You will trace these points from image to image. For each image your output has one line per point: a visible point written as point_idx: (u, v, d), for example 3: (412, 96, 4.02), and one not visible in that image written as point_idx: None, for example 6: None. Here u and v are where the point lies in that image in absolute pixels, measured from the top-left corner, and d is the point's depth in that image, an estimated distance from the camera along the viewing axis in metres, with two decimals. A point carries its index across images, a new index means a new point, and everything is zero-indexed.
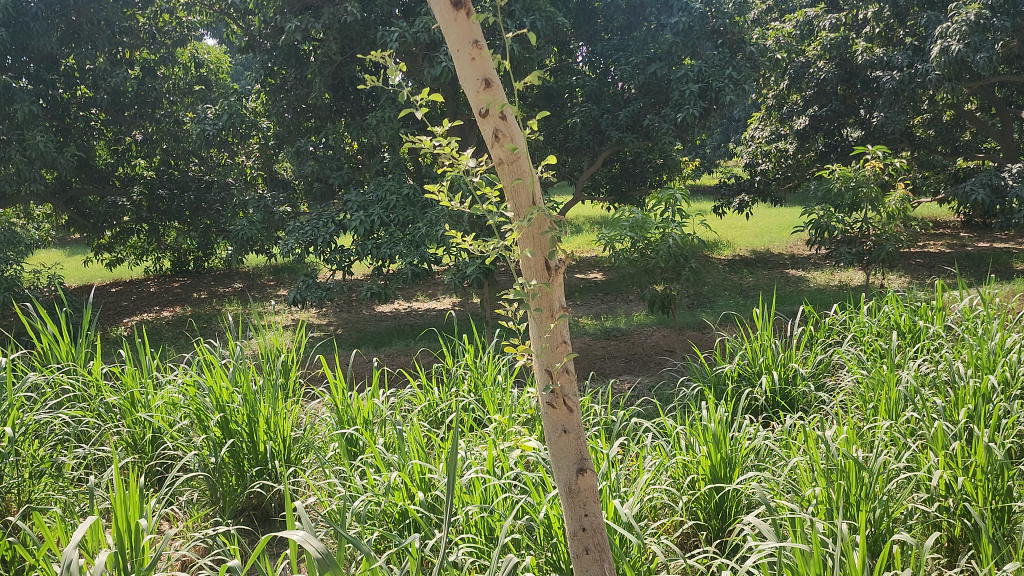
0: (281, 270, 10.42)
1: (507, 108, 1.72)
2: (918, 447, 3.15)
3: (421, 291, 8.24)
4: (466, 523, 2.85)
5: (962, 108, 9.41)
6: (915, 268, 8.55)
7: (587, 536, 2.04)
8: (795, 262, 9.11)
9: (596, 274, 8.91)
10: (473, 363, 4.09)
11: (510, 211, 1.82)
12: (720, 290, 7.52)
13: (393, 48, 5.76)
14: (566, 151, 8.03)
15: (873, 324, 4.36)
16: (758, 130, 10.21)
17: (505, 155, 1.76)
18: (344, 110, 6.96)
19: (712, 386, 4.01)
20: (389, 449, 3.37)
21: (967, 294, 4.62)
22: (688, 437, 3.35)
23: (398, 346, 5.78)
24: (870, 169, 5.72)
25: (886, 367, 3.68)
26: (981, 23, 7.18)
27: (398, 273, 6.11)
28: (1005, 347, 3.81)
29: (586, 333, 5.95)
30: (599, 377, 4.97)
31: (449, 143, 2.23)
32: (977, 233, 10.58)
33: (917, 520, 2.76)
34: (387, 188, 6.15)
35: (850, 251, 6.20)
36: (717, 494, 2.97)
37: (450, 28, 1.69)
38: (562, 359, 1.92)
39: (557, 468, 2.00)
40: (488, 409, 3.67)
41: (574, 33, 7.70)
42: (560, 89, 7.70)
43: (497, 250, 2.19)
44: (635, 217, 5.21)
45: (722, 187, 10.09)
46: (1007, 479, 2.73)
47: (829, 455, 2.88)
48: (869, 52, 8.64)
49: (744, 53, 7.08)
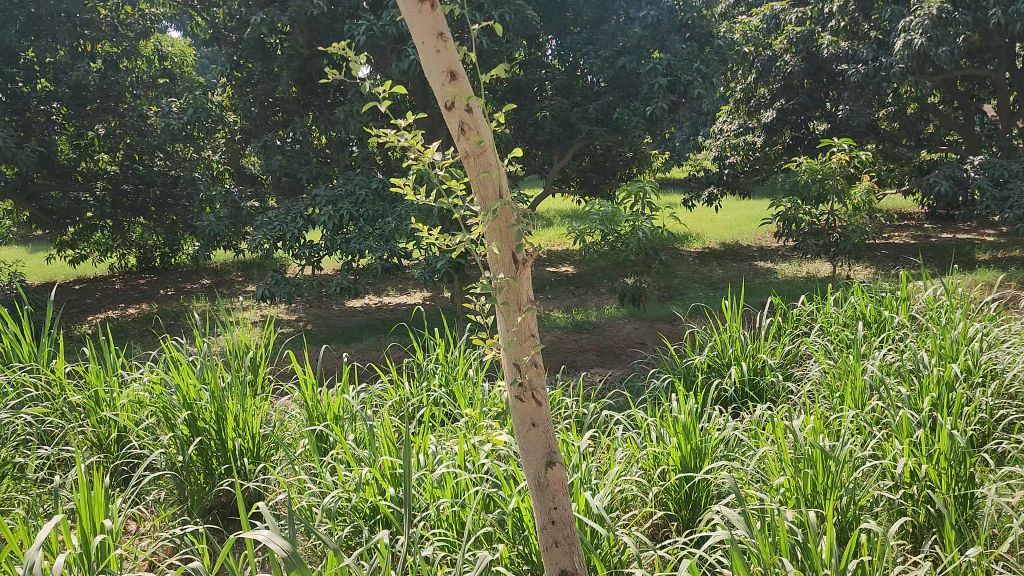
0: (249, 265, 10.32)
1: (473, 101, 1.71)
2: (883, 436, 3.19)
3: (391, 286, 8.21)
4: (437, 518, 2.84)
5: (926, 102, 9.56)
6: (880, 259, 8.67)
7: (557, 529, 2.04)
8: (764, 254, 9.20)
9: (567, 268, 8.94)
10: (444, 358, 4.08)
11: (476, 204, 1.80)
12: (690, 283, 7.57)
13: (361, 42, 5.74)
14: (536, 144, 8.03)
15: (839, 315, 4.42)
16: (727, 123, 10.28)
17: (472, 148, 1.75)
18: (313, 104, 6.89)
19: (681, 378, 4.04)
20: (360, 445, 3.36)
21: (932, 284, 4.68)
22: (658, 428, 3.37)
23: (368, 341, 5.75)
24: (836, 161, 5.78)
25: (853, 357, 3.72)
26: (944, 17, 7.25)
27: (368, 268, 6.08)
28: (968, 336, 3.87)
29: (557, 326, 5.96)
30: (570, 371, 4.98)
31: (414, 135, 2.21)
32: (941, 224, 10.76)
33: (882, 507, 2.80)
34: (357, 183, 6.13)
35: (816, 242, 6.27)
36: (688, 484, 3.00)
37: (415, 20, 1.67)
38: (530, 353, 1.92)
39: (527, 462, 2.00)
40: (459, 403, 3.66)
41: (543, 27, 7.66)
42: (530, 83, 7.77)
43: (465, 244, 2.18)
44: (606, 210, 5.16)
45: (691, 180, 10.15)
46: (969, 465, 2.78)
47: (797, 445, 2.92)
48: (834, 46, 8.73)
49: (712, 47, 7.13)
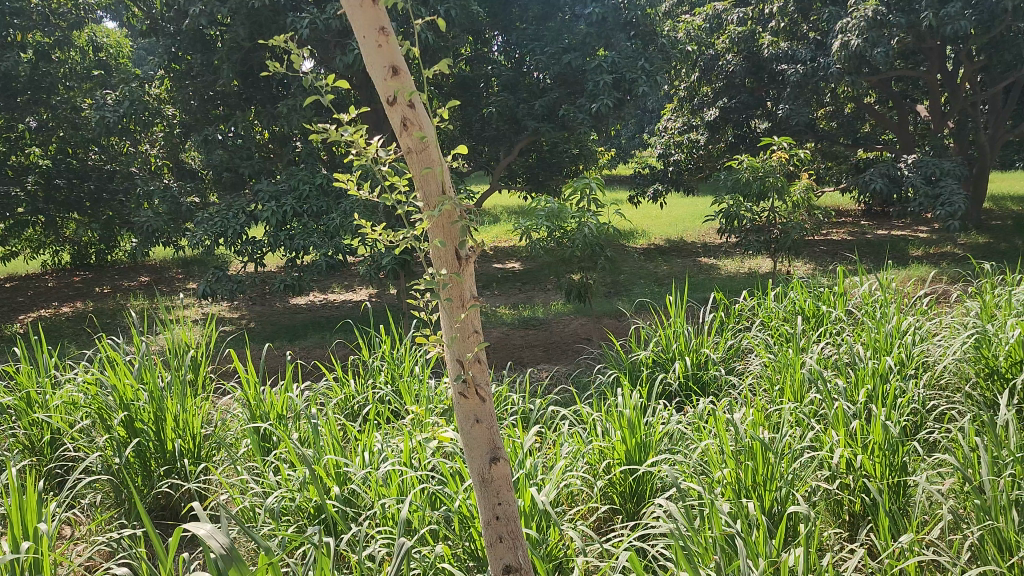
0: (188, 262, 10.08)
1: (415, 97, 1.69)
2: (820, 427, 3.27)
3: (336, 283, 8.11)
4: (382, 516, 2.83)
5: (863, 101, 9.81)
6: (819, 255, 8.89)
7: (501, 524, 2.04)
8: (708, 250, 9.33)
9: (514, 263, 8.96)
10: (390, 355, 4.05)
11: (419, 201, 1.79)
12: (635, 279, 7.65)
13: (304, 36, 5.67)
14: (483, 141, 8.16)
15: (779, 310, 4.51)
16: (671, 121, 10.39)
17: (414, 144, 1.74)
18: (254, 98, 6.76)
19: (626, 373, 4.08)
20: (304, 444, 3.32)
21: (867, 279, 4.81)
22: (603, 423, 3.40)
23: (313, 339, 5.68)
24: (777, 159, 5.90)
25: (792, 351, 3.82)
26: (878, 19, 7.45)
27: (312, 265, 5.99)
28: (901, 330, 3.99)
29: (505, 323, 5.97)
30: (516, 367, 4.99)
31: (357, 131, 2.19)
32: (877, 221, 11.08)
33: (820, 497, 2.88)
34: (301, 178, 6.04)
35: (757, 239, 6.39)
36: (632, 478, 3.05)
37: (356, 14, 1.65)
38: (473, 349, 1.92)
39: (470, 458, 2.00)
40: (404, 400, 3.64)
41: (488, 23, 7.64)
42: (476, 79, 7.77)
43: (409, 240, 2.17)
44: (551, 207, 5.20)
45: (637, 177, 10.24)
46: (902, 454, 2.87)
47: (738, 437, 2.98)
48: (775, 46, 8.91)
49: (656, 45, 7.21)
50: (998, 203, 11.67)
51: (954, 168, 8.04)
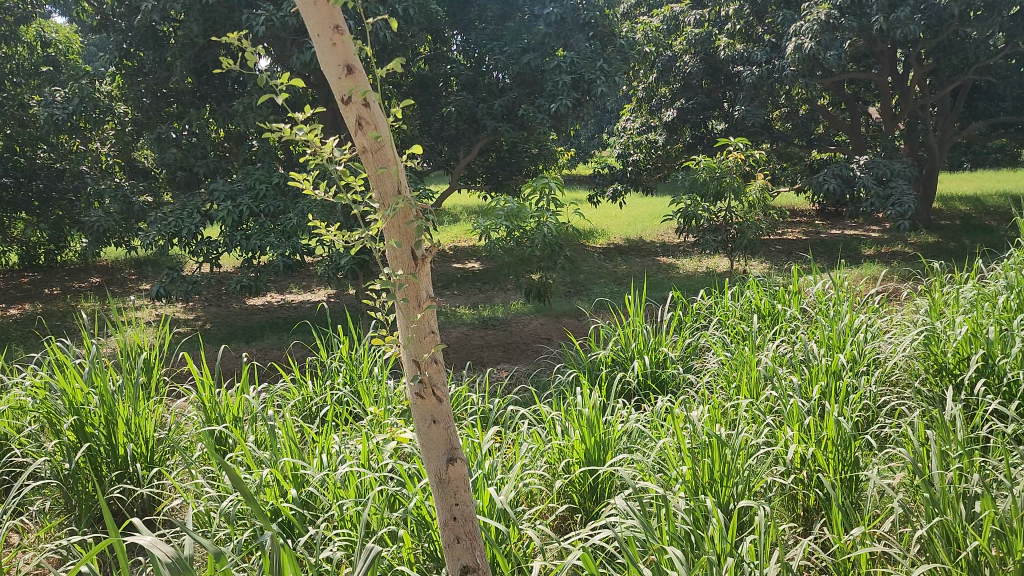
0: (141, 262, 9.90)
1: (370, 96, 1.68)
2: (775, 423, 3.33)
3: (294, 283, 8.02)
4: (341, 519, 2.81)
5: (816, 103, 10.01)
6: (775, 254, 9.03)
7: (459, 525, 2.04)
8: (666, 250, 9.41)
9: (474, 263, 8.96)
10: (349, 356, 4.02)
11: (375, 200, 1.77)
12: (595, 278, 7.69)
13: (260, 33, 5.61)
14: (442, 140, 8.16)
15: (735, 309, 4.58)
16: (629, 121, 10.47)
17: (369, 143, 1.72)
18: (209, 96, 6.64)
19: (586, 373, 4.10)
20: (261, 447, 3.29)
21: (820, 278, 4.89)
22: (563, 423, 3.41)
23: (270, 340, 5.61)
24: (733, 160, 5.98)
25: (748, 349, 3.87)
26: (831, 23, 7.60)
27: (269, 265, 5.93)
28: (853, 327, 4.08)
29: (464, 323, 5.97)
30: (476, 367, 4.99)
31: (311, 130, 2.16)
32: (830, 221, 11.30)
33: (775, 492, 2.92)
34: (257, 177, 5.96)
35: (715, 238, 6.47)
36: (592, 477, 3.08)
37: (310, 12, 1.64)
38: (429, 349, 1.91)
39: (427, 459, 1.99)
40: (363, 402, 3.62)
41: (448, 22, 7.62)
42: (435, 78, 7.78)
43: (365, 240, 2.15)
44: (510, 207, 5.18)
45: (596, 177, 10.30)
46: (853, 449, 2.93)
47: (695, 434, 3.01)
48: (731, 48, 9.03)
49: (614, 46, 7.27)
50: (946, 203, 11.97)
51: (904, 169, 8.24)
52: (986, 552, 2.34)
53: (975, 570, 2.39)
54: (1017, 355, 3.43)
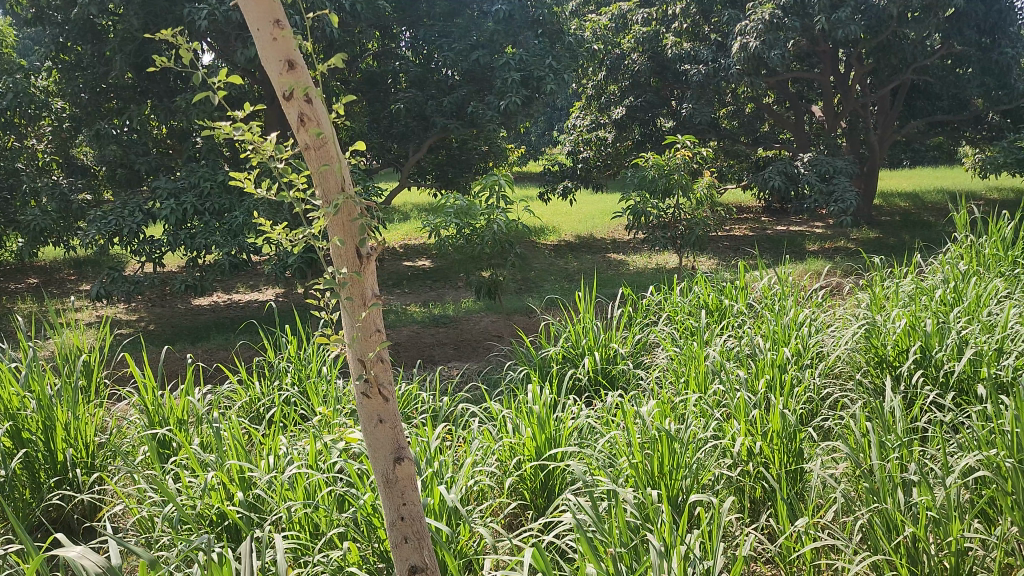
0: (81, 262, 9.63)
1: (312, 91, 1.65)
2: (723, 416, 3.37)
3: (240, 283, 7.88)
4: (288, 521, 2.77)
5: (762, 102, 10.19)
6: (722, 251, 9.17)
7: (406, 525, 2.03)
8: (616, 247, 9.48)
9: (425, 261, 8.92)
10: (297, 355, 3.97)
11: (318, 197, 1.74)
12: (546, 276, 7.71)
13: (202, 27, 5.51)
14: (391, 137, 8.11)
15: (684, 305, 4.62)
16: (579, 119, 10.51)
17: (311, 140, 1.69)
18: (150, 92, 6.45)
19: (537, 369, 4.11)
20: (206, 450, 3.23)
21: (766, 273, 4.96)
22: (513, 420, 3.41)
23: (216, 340, 5.51)
24: (681, 158, 6.05)
25: (696, 344, 3.91)
26: (774, 22, 7.74)
27: (214, 264, 5.83)
28: (798, 322, 4.15)
29: (415, 321, 5.94)
30: (427, 365, 4.97)
31: (251, 128, 2.11)
32: (776, 217, 11.51)
33: (723, 485, 2.95)
34: (201, 175, 5.83)
35: (664, 235, 6.52)
36: (542, 473, 3.08)
37: (250, 7, 1.60)
38: (375, 348, 1.89)
39: (373, 459, 1.97)
40: (311, 402, 3.57)
41: (396, 18, 7.50)
42: (383, 74, 7.73)
43: (308, 238, 2.12)
44: (459, 204, 5.19)
45: (547, 174, 10.32)
46: (798, 441, 2.99)
47: (645, 430, 3.03)
48: (678, 47, 9.13)
49: (563, 44, 7.30)
50: (887, 199, 12.29)
51: (846, 166, 8.43)
52: (923, 539, 2.39)
53: (913, 557, 2.44)
54: (953, 347, 3.53)
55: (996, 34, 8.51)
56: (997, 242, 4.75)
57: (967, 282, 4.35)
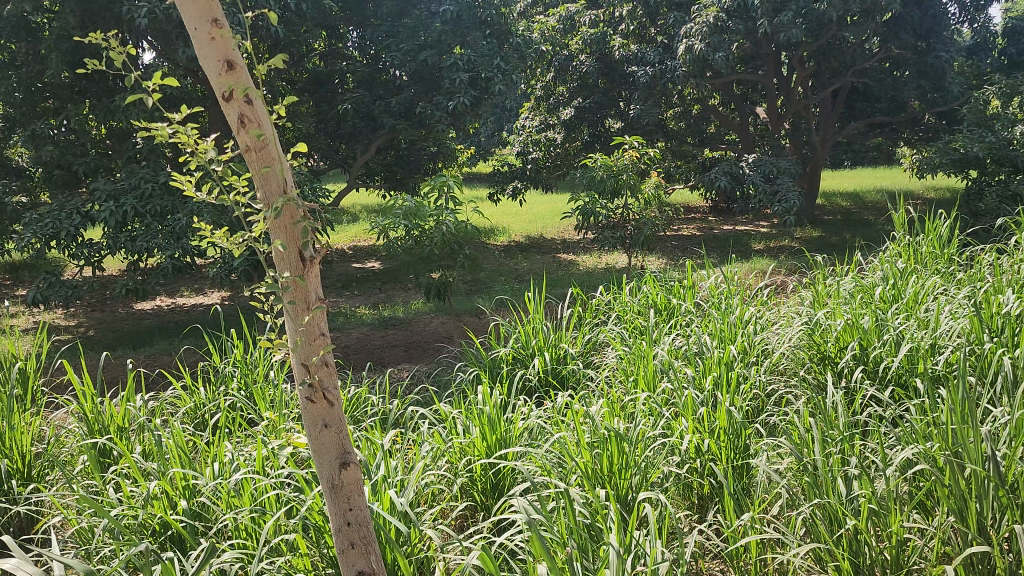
0: (17, 267, 9.34)
1: (252, 92, 1.62)
2: (672, 414, 3.40)
3: (185, 287, 7.73)
4: (234, 529, 2.72)
5: (707, 103, 10.36)
6: (670, 250, 9.28)
7: (353, 531, 2.00)
8: (566, 247, 9.54)
9: (374, 262, 8.86)
10: (243, 360, 3.90)
11: (259, 200, 1.71)
12: (496, 276, 7.72)
13: (142, 25, 5.40)
14: (338, 138, 8.04)
15: (633, 304, 4.67)
16: (528, 120, 10.54)
17: (252, 142, 1.66)
18: (88, 91, 6.28)
19: (487, 370, 4.11)
20: (148, 458, 3.16)
21: (713, 273, 5.03)
22: (463, 421, 3.40)
23: (159, 345, 5.39)
24: (628, 159, 6.11)
25: (644, 343, 3.94)
26: (719, 24, 7.87)
27: (157, 268, 5.71)
28: (744, 320, 4.21)
29: (364, 323, 5.89)
30: (376, 368, 4.92)
31: (188, 130, 2.07)
32: (722, 217, 11.70)
33: (672, 482, 2.98)
34: (142, 176, 5.70)
35: (613, 235, 6.57)
36: (492, 473, 3.08)
37: (187, 6, 1.57)
38: (319, 353, 1.86)
39: (319, 464, 1.94)
40: (257, 407, 3.51)
41: (343, 17, 7.44)
42: (330, 75, 7.77)
43: (249, 242, 2.08)
44: (408, 205, 5.16)
45: (497, 175, 10.32)
46: (744, 437, 3.03)
47: (594, 429, 3.05)
48: (625, 48, 9.23)
49: (511, 45, 7.33)
50: (830, 198, 12.59)
51: (789, 167, 8.60)
52: (864, 531, 2.43)
53: (855, 549, 2.48)
54: (891, 343, 3.63)
55: (931, 38, 8.77)
56: (933, 240, 4.90)
57: (906, 279, 4.47)
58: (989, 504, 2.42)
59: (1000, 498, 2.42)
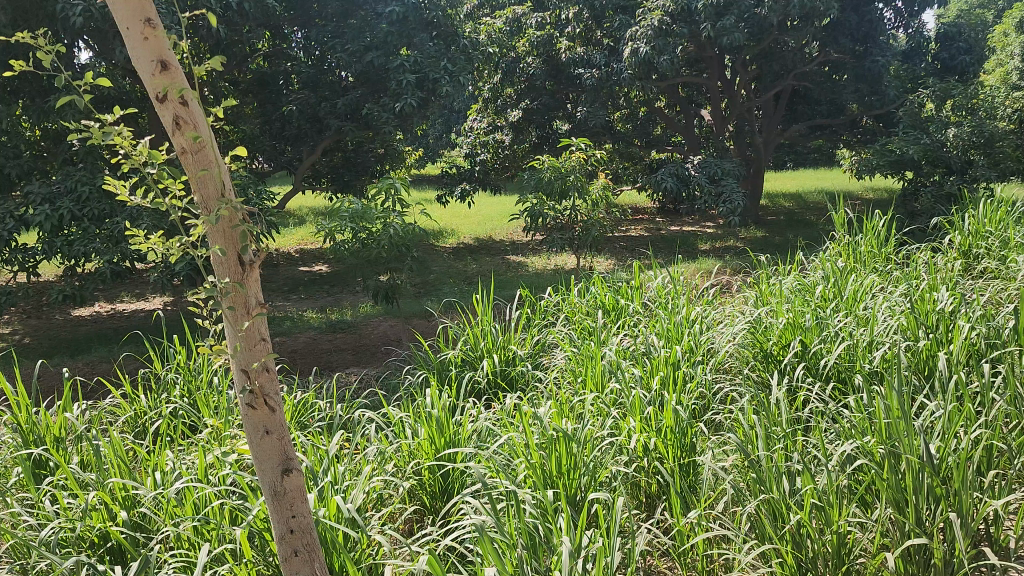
0: None
1: (187, 94, 1.58)
2: (619, 414, 3.42)
3: (126, 292, 7.55)
4: (176, 540, 2.65)
5: (654, 105, 10.48)
6: (619, 251, 9.36)
7: (296, 538, 1.97)
8: (515, 248, 9.56)
9: (322, 266, 8.76)
10: (186, 366, 3.83)
11: (196, 205, 1.67)
12: (445, 278, 7.72)
13: (76, 24, 5.25)
14: (284, 140, 7.93)
15: (581, 305, 4.69)
16: (477, 121, 10.53)
17: (188, 144, 1.62)
18: (21, 91, 6.08)
19: (435, 373, 4.09)
20: (87, 468, 3.07)
21: (659, 273, 5.07)
22: (411, 424, 3.38)
23: (97, 352, 5.26)
24: (575, 160, 6.15)
25: (593, 344, 3.97)
26: (663, 28, 7.97)
27: (95, 273, 5.57)
28: (690, 319, 4.25)
29: (311, 327, 5.83)
30: (323, 372, 4.87)
31: (123, 132, 2.01)
32: (670, 218, 11.85)
33: (620, 481, 3.00)
34: (78, 178, 5.55)
35: (561, 236, 6.61)
36: (441, 476, 3.07)
37: (118, 5, 1.52)
38: (260, 358, 1.82)
39: (261, 471, 1.90)
40: (201, 414, 3.44)
41: (287, 17, 7.34)
42: (275, 75, 7.68)
43: (187, 246, 2.03)
44: (355, 207, 5.11)
45: (445, 176, 10.29)
46: (690, 435, 3.06)
47: (542, 431, 3.04)
48: (571, 51, 9.29)
49: (457, 46, 7.32)
50: (773, 199, 12.84)
51: (733, 168, 8.74)
52: (807, 524, 2.47)
53: (798, 543, 2.52)
54: (831, 339, 3.71)
55: (868, 43, 9.02)
56: (871, 239, 5.02)
57: (845, 278, 4.58)
58: (924, 496, 2.48)
59: (934, 490, 2.48)
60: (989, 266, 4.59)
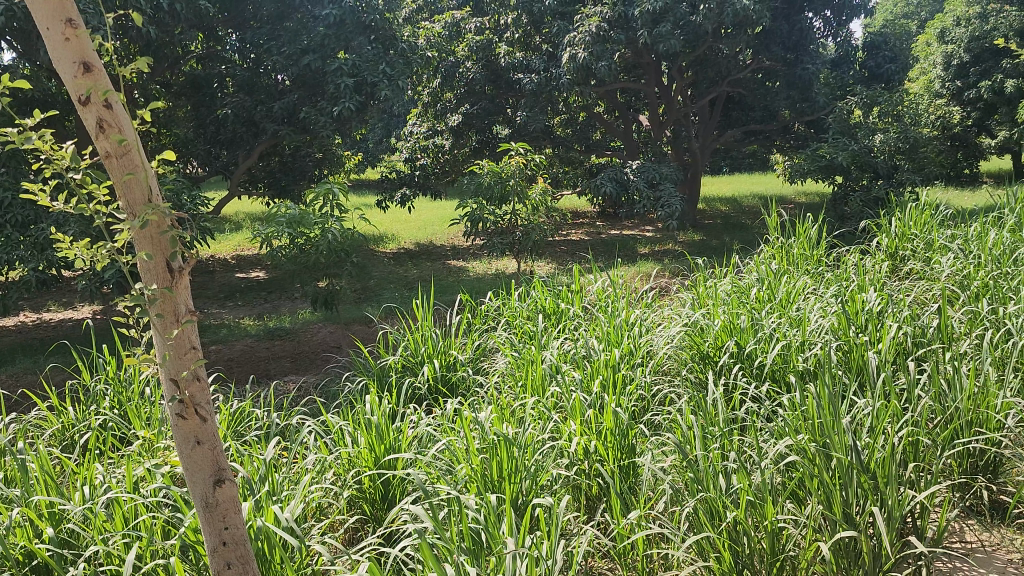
0: None
1: (112, 96, 1.53)
2: (560, 417, 3.43)
3: (52, 301, 7.31)
4: (106, 555, 2.57)
5: (593, 110, 10.58)
6: (560, 255, 9.43)
7: (228, 550, 1.92)
8: (456, 253, 9.55)
9: (259, 272, 8.61)
10: (116, 377, 3.71)
11: (121, 209, 1.61)
12: (386, 283, 7.67)
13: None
14: (218, 144, 7.79)
15: (521, 309, 4.70)
16: (417, 125, 10.48)
17: (113, 148, 1.57)
18: None
19: (375, 380, 4.05)
20: (9, 484, 2.94)
21: (599, 277, 5.11)
22: (351, 431, 3.32)
23: (22, 364, 5.08)
24: (515, 165, 6.16)
25: (534, 348, 3.98)
26: (601, 34, 8.07)
27: (19, 281, 5.38)
28: (629, 322, 4.30)
29: (249, 334, 5.73)
30: (261, 380, 4.79)
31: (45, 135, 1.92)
32: (610, 222, 11.97)
33: (561, 484, 2.99)
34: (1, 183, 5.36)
35: (500, 240, 6.62)
36: (381, 484, 3.03)
37: (37, 5, 1.46)
38: (190, 367, 1.77)
39: (192, 483, 1.84)
40: (132, 425, 3.33)
41: (221, 19, 7.22)
42: (209, 78, 7.53)
43: (112, 252, 1.96)
44: (292, 213, 5.02)
45: (385, 181, 10.22)
46: (630, 437, 3.08)
47: (482, 435, 3.02)
48: (510, 56, 9.33)
49: (396, 50, 7.29)
50: (711, 203, 13.09)
51: (670, 173, 8.88)
52: (743, 520, 2.52)
53: (735, 540, 2.56)
54: (765, 339, 3.78)
55: (798, 51, 9.29)
56: (803, 242, 5.15)
57: (778, 281, 4.68)
58: (853, 490, 2.54)
59: (862, 485, 2.55)
60: (913, 267, 4.75)
